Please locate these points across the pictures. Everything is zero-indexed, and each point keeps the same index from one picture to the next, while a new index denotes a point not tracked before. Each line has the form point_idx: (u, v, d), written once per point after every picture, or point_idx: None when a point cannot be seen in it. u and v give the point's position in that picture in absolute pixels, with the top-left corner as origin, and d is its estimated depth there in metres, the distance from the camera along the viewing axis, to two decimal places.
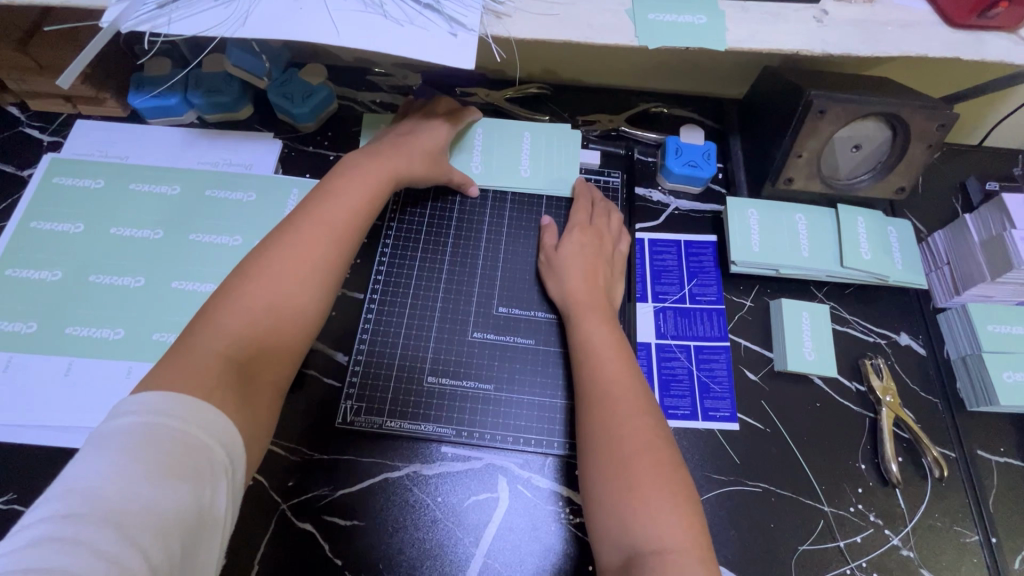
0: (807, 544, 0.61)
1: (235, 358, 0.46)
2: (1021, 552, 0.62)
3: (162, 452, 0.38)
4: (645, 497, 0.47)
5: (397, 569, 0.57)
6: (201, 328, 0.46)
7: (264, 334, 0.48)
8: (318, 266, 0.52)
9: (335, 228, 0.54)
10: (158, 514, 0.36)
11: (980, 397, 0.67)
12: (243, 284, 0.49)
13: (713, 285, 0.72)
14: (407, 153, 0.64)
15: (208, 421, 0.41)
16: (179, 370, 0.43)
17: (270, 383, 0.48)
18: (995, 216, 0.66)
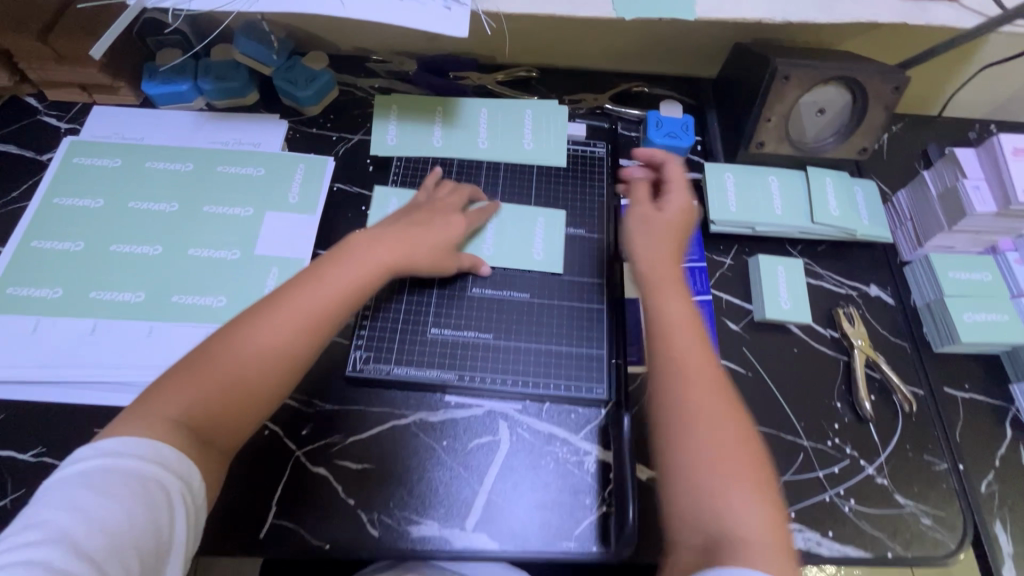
0: (789, 475, 0.65)
1: (191, 421, 0.48)
2: (986, 477, 0.67)
3: (116, 488, 0.43)
4: (726, 492, 0.48)
5: (407, 507, 0.61)
6: (167, 388, 0.49)
7: (225, 404, 0.50)
8: (294, 342, 0.53)
9: (317, 317, 0.55)
10: (119, 543, 0.41)
11: (943, 335, 0.72)
12: (216, 352, 0.51)
13: (695, 245, 0.76)
14: (415, 240, 0.63)
15: (168, 456, 0.45)
16: (143, 420, 0.46)
17: (226, 448, 0.51)
18: (950, 170, 0.72)
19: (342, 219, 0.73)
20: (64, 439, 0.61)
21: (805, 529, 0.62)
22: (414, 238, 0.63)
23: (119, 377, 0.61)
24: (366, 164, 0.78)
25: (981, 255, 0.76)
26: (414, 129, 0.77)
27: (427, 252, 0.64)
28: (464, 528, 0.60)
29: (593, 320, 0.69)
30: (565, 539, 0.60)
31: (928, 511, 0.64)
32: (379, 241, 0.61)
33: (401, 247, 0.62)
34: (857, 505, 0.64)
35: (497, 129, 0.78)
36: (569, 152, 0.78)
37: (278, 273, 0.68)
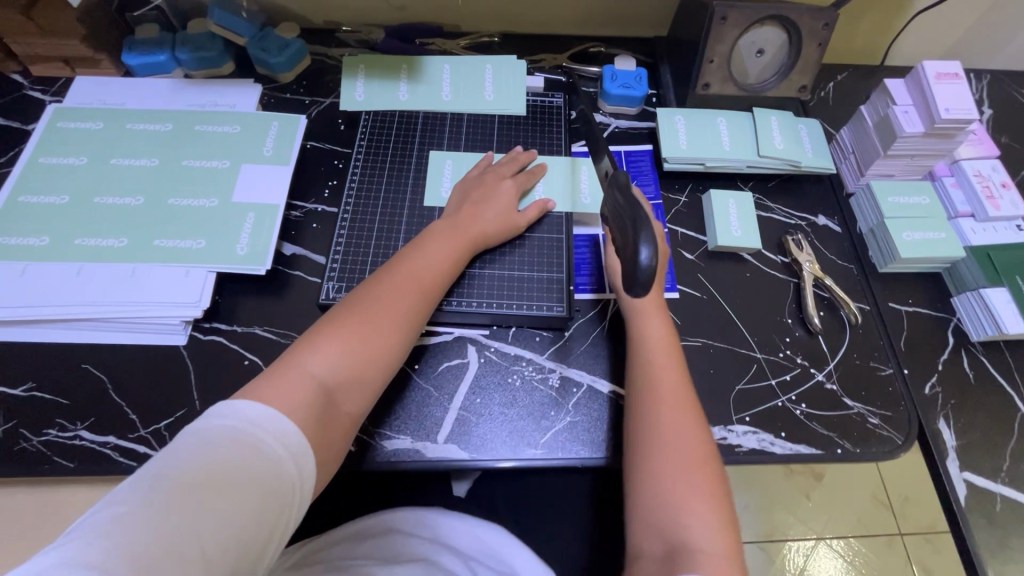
0: (742, 384, 0.69)
1: (322, 385, 0.54)
2: (930, 380, 0.71)
3: (240, 474, 0.45)
4: (690, 501, 0.53)
5: (381, 424, 0.64)
6: (299, 355, 0.56)
7: (350, 371, 0.56)
8: (404, 317, 0.61)
9: (419, 289, 0.63)
10: (223, 539, 0.43)
11: (885, 254, 0.76)
12: (337, 322, 0.58)
13: (651, 185, 0.81)
14: (480, 215, 0.70)
15: (288, 445, 0.49)
16: (282, 386, 0.52)
17: (349, 413, 0.56)
18: (881, 99, 0.77)
19: (317, 173, 0.80)
20: (53, 375, 0.64)
21: (758, 431, 0.66)
22: (480, 215, 0.70)
23: (105, 313, 0.65)
24: (339, 123, 0.83)
25: (919, 181, 0.80)
26: (381, 87, 0.82)
27: (492, 221, 0.70)
28: (436, 441, 0.63)
29: (553, 248, 0.73)
30: (531, 447, 0.64)
31: (876, 412, 0.68)
32: (456, 226, 0.69)
33: (473, 225, 0.69)
34: (808, 408, 0.68)
35: (459, 84, 0.83)
36: (529, 103, 0.85)
37: (255, 218, 0.72)
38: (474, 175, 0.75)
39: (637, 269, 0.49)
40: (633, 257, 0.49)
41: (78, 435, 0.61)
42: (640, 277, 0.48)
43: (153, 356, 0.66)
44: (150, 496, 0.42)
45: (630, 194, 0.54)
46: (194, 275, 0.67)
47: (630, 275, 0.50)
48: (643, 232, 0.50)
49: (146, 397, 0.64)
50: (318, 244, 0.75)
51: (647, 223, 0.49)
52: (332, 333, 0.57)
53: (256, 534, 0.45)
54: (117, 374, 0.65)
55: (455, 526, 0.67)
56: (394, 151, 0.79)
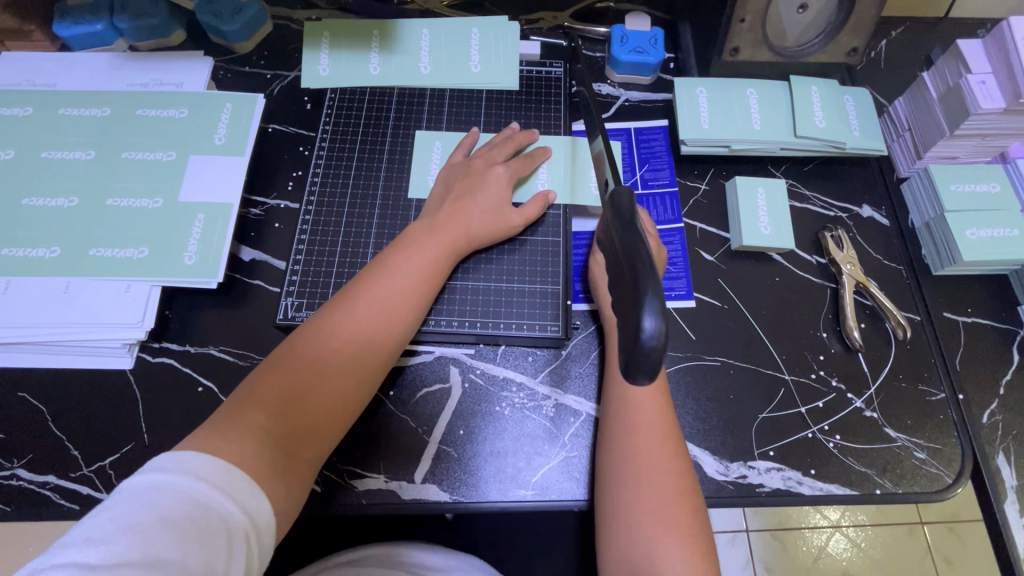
0: (767, 412, 0.59)
1: (275, 434, 0.46)
2: (988, 407, 0.61)
3: (180, 527, 0.37)
4: (662, 535, 0.46)
5: (352, 461, 0.56)
6: (247, 398, 0.47)
7: (307, 415, 0.48)
8: (372, 345, 0.52)
9: (391, 307, 0.53)
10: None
11: (943, 256, 0.65)
12: (292, 357, 0.49)
13: (665, 169, 0.70)
14: (467, 214, 0.60)
15: (240, 497, 0.40)
16: (225, 435, 0.43)
17: (312, 459, 0.48)
18: (950, 65, 0.63)
19: (278, 162, 0.69)
20: None
21: (784, 468, 0.57)
22: (466, 214, 0.60)
23: (36, 336, 0.57)
24: (304, 102, 0.72)
25: (988, 164, 0.68)
26: (349, 59, 0.71)
27: (480, 219, 0.60)
28: (413, 481, 0.56)
29: (548, 253, 0.63)
30: (521, 487, 0.56)
31: (922, 445, 0.58)
32: (436, 226, 0.58)
33: (456, 225, 0.59)
34: (843, 441, 0.58)
35: (440, 53, 0.71)
36: (523, 74, 0.72)
37: (205, 220, 0.63)
38: (461, 161, 0.64)
39: (640, 346, 0.35)
40: (632, 327, 0.36)
41: (16, 474, 0.55)
42: (644, 359, 0.35)
43: (96, 382, 0.59)
44: (74, 562, 0.34)
45: (632, 232, 0.41)
46: (137, 290, 0.59)
47: (631, 353, 0.36)
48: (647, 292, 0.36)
49: (89, 431, 0.57)
50: (280, 248, 0.65)
51: (654, 286, 0.37)
52: (286, 372, 0.48)
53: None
54: (57, 403, 0.58)
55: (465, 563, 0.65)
56: (364, 137, 0.68)
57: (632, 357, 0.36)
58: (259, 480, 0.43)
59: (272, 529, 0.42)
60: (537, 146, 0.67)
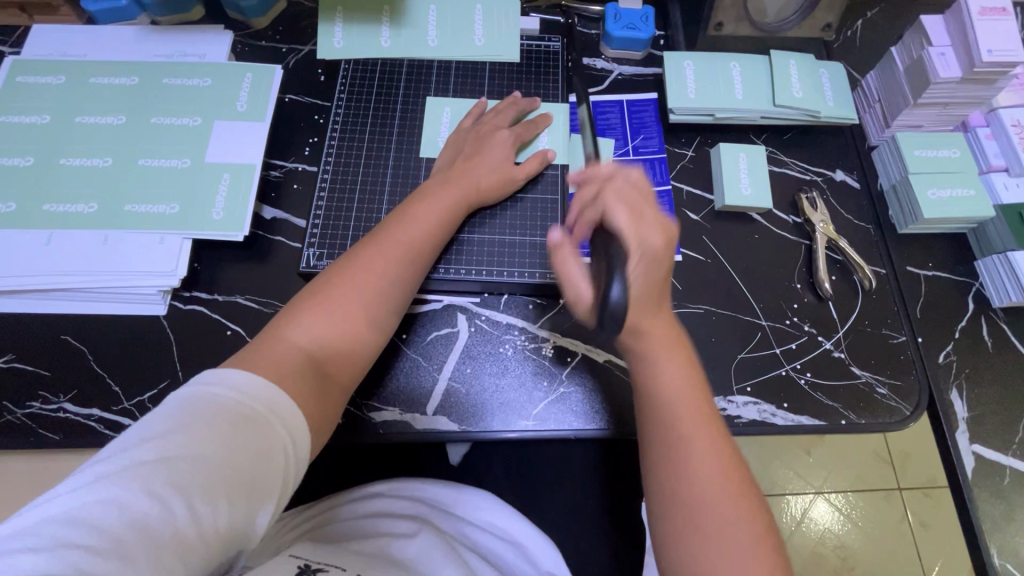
0: (745, 352, 0.66)
1: (311, 358, 0.52)
2: (945, 349, 0.67)
3: (226, 432, 0.42)
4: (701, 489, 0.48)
5: (369, 395, 0.62)
6: (285, 327, 0.53)
7: (338, 342, 0.54)
8: (393, 283, 0.58)
9: (410, 250, 0.59)
10: (215, 500, 0.40)
11: (907, 215, 0.71)
12: (323, 293, 0.55)
13: (655, 137, 0.75)
14: (473, 171, 0.66)
15: (279, 411, 0.46)
16: (268, 359, 0.49)
17: (343, 382, 0.54)
18: (915, 40, 0.70)
19: (296, 129, 0.75)
20: (31, 347, 0.63)
21: (759, 402, 0.63)
22: (474, 171, 0.65)
23: (78, 283, 0.62)
24: (318, 74, 0.77)
25: (951, 132, 0.74)
26: (361, 33, 0.76)
27: (487, 176, 0.66)
28: (425, 412, 0.62)
29: (547, 210, 0.69)
30: (522, 418, 0.62)
31: (884, 382, 0.65)
32: (447, 182, 0.64)
33: (466, 181, 0.65)
34: (813, 378, 0.65)
35: (446, 26, 0.76)
36: (523, 48, 0.78)
37: (230, 179, 0.68)
38: (468, 127, 0.70)
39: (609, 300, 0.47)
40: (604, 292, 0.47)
41: (62, 408, 0.60)
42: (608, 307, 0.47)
43: (132, 326, 0.64)
44: (132, 456, 0.40)
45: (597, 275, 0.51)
46: (169, 242, 0.65)
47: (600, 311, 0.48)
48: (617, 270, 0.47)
49: (127, 369, 0.62)
50: (299, 207, 0.71)
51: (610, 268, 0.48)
52: (318, 305, 0.54)
53: (251, 496, 0.42)
54: (97, 344, 0.63)
55: (463, 495, 0.70)
56: (376, 104, 0.74)
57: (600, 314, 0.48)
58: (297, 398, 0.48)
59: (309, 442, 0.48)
60: (538, 113, 0.73)
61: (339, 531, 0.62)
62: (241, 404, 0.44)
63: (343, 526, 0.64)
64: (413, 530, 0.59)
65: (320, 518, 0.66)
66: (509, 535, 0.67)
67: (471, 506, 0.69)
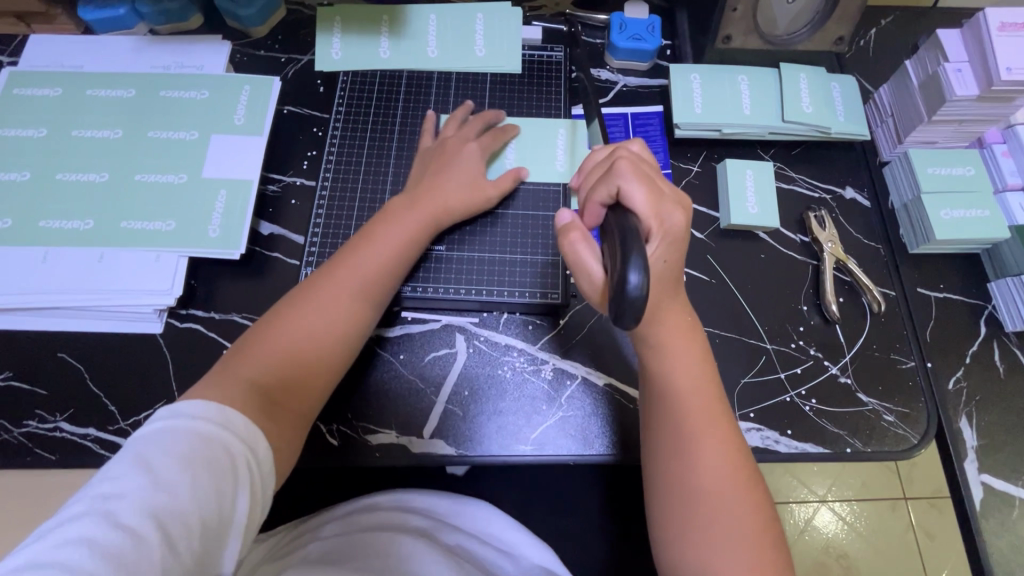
0: (749, 377, 0.64)
1: (266, 383, 0.51)
2: (955, 375, 0.66)
3: (188, 455, 0.42)
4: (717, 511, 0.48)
5: (366, 417, 0.62)
6: (245, 352, 0.53)
7: (295, 367, 0.53)
8: (352, 305, 0.57)
9: (369, 270, 0.58)
10: (185, 519, 0.39)
11: (918, 235, 0.69)
12: (283, 318, 0.55)
13: (660, 152, 0.73)
14: (444, 186, 0.64)
15: (239, 430, 0.45)
16: (218, 385, 0.49)
17: (298, 408, 0.53)
18: (930, 54, 0.67)
19: (294, 142, 0.73)
20: (28, 365, 0.62)
21: (763, 428, 0.62)
22: (443, 185, 0.64)
23: (75, 302, 0.62)
24: (317, 84, 0.76)
25: (965, 149, 0.72)
26: (360, 44, 0.74)
27: (457, 193, 0.64)
28: (422, 435, 0.61)
29: (546, 227, 0.68)
30: (521, 443, 0.61)
31: (892, 409, 0.63)
32: (414, 201, 0.63)
33: (432, 199, 0.63)
34: (818, 404, 0.63)
35: (447, 37, 0.74)
36: (526, 58, 0.76)
37: (227, 196, 0.67)
38: (432, 143, 0.69)
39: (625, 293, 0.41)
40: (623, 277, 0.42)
41: (59, 427, 0.60)
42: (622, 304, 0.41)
43: (129, 345, 0.63)
44: (95, 493, 0.39)
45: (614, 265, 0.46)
46: (165, 260, 0.64)
47: (616, 300, 0.42)
48: (638, 254, 0.43)
49: (124, 388, 0.62)
50: (296, 223, 0.70)
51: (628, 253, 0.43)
52: (275, 331, 0.54)
53: (223, 511, 0.42)
54: (94, 363, 0.63)
55: (463, 507, 0.71)
56: (376, 117, 0.72)
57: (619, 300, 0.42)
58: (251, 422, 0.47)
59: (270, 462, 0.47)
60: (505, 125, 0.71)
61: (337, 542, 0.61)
62: (201, 427, 0.44)
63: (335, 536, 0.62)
64: (412, 543, 0.58)
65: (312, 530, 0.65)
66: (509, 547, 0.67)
67: (469, 517, 0.70)
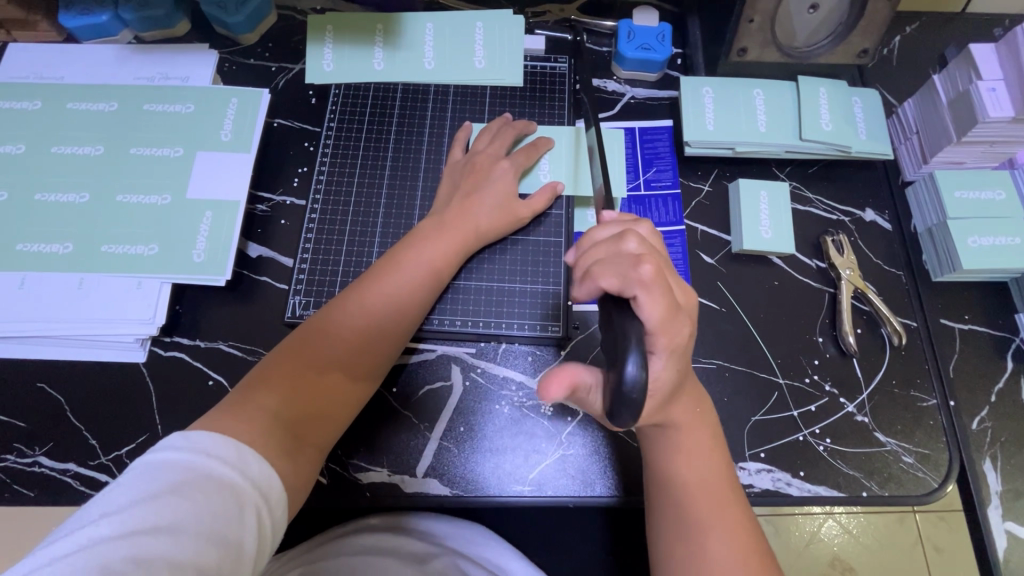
0: (761, 414, 0.61)
1: (285, 418, 0.47)
2: (979, 414, 0.62)
3: (192, 497, 0.38)
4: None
5: (355, 454, 0.59)
6: (261, 383, 0.49)
7: (315, 399, 0.50)
8: (377, 334, 0.54)
9: (399, 297, 0.55)
10: (180, 568, 0.35)
11: (944, 264, 0.65)
12: (302, 347, 0.51)
13: (668, 170, 0.70)
14: (473, 210, 0.61)
15: (248, 470, 0.41)
16: (235, 418, 0.45)
17: (316, 443, 0.49)
18: (962, 71, 0.63)
19: (283, 158, 0.70)
20: (6, 395, 0.60)
21: (774, 469, 0.59)
22: (472, 210, 0.61)
23: (54, 331, 0.59)
24: (308, 96, 0.72)
25: (995, 170, 0.67)
26: (353, 55, 0.71)
27: (488, 216, 0.61)
28: (414, 474, 0.58)
29: (548, 253, 0.65)
30: (517, 483, 0.58)
31: (911, 450, 0.60)
32: (444, 225, 0.60)
33: (465, 222, 0.60)
34: (833, 444, 0.60)
35: (445, 46, 0.70)
36: (527, 69, 0.72)
37: (213, 218, 0.64)
38: (460, 160, 0.65)
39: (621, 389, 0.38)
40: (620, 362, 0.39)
41: (37, 462, 0.58)
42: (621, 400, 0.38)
43: (110, 375, 0.61)
44: (91, 530, 0.35)
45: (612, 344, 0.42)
46: (148, 286, 0.61)
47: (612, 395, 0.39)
48: (632, 342, 0.39)
49: (105, 421, 0.59)
50: (287, 245, 0.66)
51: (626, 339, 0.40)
52: (295, 360, 0.50)
53: (223, 558, 0.37)
54: (74, 394, 0.60)
55: (461, 532, 0.67)
56: (369, 132, 0.69)
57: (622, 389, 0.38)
58: (268, 461, 0.43)
59: (283, 499, 0.44)
60: (537, 137, 0.67)
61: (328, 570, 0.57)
62: (208, 464, 0.40)
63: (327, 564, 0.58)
64: None
65: (301, 559, 0.61)
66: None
67: (467, 544, 0.66)
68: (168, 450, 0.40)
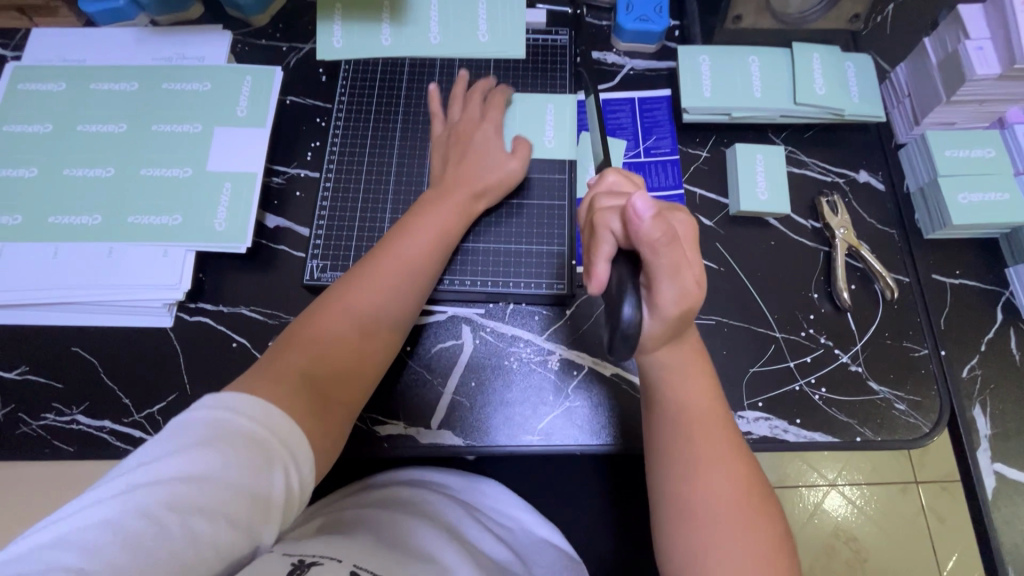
0: (758, 365, 0.64)
1: (308, 378, 0.50)
2: (969, 362, 0.65)
3: (223, 452, 0.40)
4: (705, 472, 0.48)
5: (373, 407, 0.62)
6: (284, 350, 0.51)
7: (335, 362, 0.52)
8: (391, 299, 0.56)
9: (410, 263, 0.58)
10: (212, 515, 0.38)
11: (935, 221, 0.67)
12: (320, 316, 0.54)
13: (668, 137, 0.72)
14: (478, 176, 0.64)
15: (274, 427, 0.43)
16: (263, 381, 0.47)
17: (342, 400, 0.52)
18: (951, 32, 0.66)
19: (297, 132, 0.73)
20: (43, 359, 0.63)
21: (771, 417, 0.62)
22: (476, 176, 0.64)
23: (86, 296, 0.63)
24: (319, 73, 0.75)
25: (985, 130, 0.70)
26: (362, 32, 0.73)
27: (493, 179, 0.64)
28: (430, 426, 0.62)
29: (553, 216, 0.68)
30: (528, 433, 0.61)
31: (904, 398, 0.62)
32: (449, 191, 0.63)
33: (470, 187, 0.63)
34: (828, 393, 0.63)
35: (449, 20, 0.73)
36: (529, 43, 0.75)
37: (232, 189, 0.67)
38: (468, 129, 0.69)
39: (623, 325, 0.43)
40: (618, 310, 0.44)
41: (76, 420, 0.61)
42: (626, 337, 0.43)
43: (140, 339, 0.64)
44: (130, 476, 0.38)
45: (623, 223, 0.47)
46: (173, 255, 0.64)
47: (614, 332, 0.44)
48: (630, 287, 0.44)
49: (137, 381, 0.63)
50: (303, 215, 0.70)
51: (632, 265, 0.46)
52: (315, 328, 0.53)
53: (253, 510, 0.40)
54: (107, 357, 0.64)
55: (476, 486, 0.70)
56: (379, 105, 0.72)
57: (614, 327, 0.44)
58: (294, 416, 0.46)
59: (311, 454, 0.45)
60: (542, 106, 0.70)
61: (344, 517, 0.58)
62: (238, 422, 0.42)
63: (344, 512, 0.60)
64: (426, 527, 0.55)
65: (319, 509, 0.64)
66: (518, 526, 0.67)
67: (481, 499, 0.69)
68: (200, 410, 0.42)
